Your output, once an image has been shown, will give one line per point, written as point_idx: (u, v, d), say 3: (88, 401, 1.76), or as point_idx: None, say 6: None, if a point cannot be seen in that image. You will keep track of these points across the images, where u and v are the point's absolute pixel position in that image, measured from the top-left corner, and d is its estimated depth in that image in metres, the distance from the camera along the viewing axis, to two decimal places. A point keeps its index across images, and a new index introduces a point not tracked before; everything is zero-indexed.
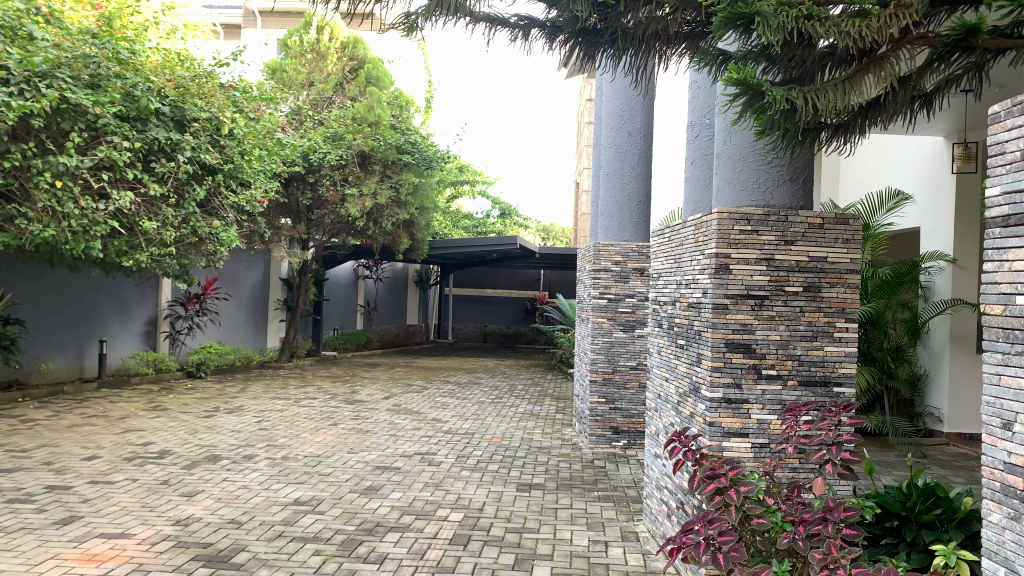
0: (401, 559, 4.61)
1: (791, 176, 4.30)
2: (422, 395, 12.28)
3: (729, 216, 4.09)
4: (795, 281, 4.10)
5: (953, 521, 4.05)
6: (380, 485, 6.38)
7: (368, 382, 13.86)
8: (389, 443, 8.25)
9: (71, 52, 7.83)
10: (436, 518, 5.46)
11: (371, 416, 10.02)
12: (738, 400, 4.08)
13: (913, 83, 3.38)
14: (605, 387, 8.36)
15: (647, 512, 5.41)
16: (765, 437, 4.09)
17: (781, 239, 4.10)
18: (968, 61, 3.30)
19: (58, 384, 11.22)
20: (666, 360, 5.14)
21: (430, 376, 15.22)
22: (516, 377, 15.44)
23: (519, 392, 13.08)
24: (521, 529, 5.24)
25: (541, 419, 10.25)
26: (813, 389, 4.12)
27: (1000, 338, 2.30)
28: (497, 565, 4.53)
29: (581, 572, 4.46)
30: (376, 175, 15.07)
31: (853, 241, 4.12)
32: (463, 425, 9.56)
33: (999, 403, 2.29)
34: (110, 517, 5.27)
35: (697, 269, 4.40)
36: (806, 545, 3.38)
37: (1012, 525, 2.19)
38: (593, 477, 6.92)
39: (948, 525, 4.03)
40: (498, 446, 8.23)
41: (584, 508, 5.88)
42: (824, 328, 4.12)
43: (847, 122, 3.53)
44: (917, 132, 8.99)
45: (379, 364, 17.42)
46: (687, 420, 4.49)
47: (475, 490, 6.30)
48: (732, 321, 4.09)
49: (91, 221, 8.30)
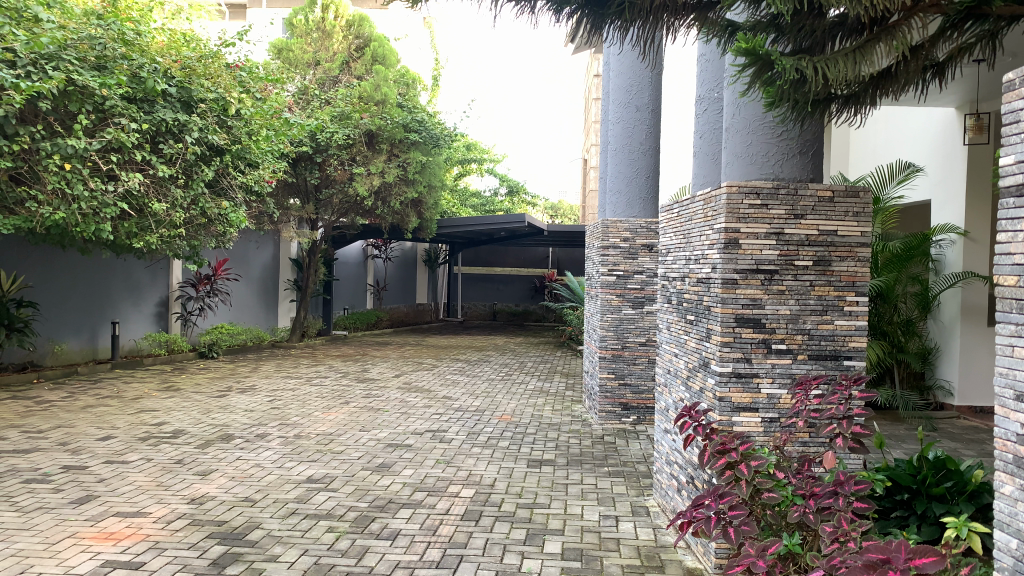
0: (413, 535, 4.67)
1: (801, 149, 4.25)
2: (433, 373, 12.35)
3: (738, 189, 4.06)
4: (805, 255, 4.07)
5: (964, 493, 4.06)
6: (391, 462, 6.45)
7: (379, 361, 13.95)
8: (400, 421, 8.32)
9: (77, 34, 7.81)
10: (447, 495, 5.51)
11: (382, 394, 10.10)
12: (748, 374, 4.09)
13: (925, 52, 3.31)
14: (614, 363, 8.38)
15: (657, 486, 5.44)
16: (775, 411, 4.10)
17: (791, 213, 4.06)
18: (981, 29, 3.23)
19: (73, 366, 11.35)
20: (675, 335, 5.14)
21: (440, 354, 15.29)
22: (526, 354, 15.50)
23: (529, 369, 13.12)
24: (532, 505, 5.29)
25: (551, 396, 10.29)
26: (823, 363, 4.11)
27: (1014, 310, 2.29)
28: (508, 540, 4.59)
29: (591, 546, 4.51)
30: (383, 154, 15.03)
31: (863, 214, 4.07)
32: (474, 402, 9.63)
33: (1012, 374, 2.28)
34: (126, 496, 5.36)
35: (706, 245, 4.38)
36: (817, 518, 3.40)
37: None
38: (603, 453, 6.97)
39: (959, 498, 4.04)
40: (509, 423, 8.28)
41: (595, 483, 5.93)
42: (834, 302, 4.10)
43: (857, 93, 3.48)
44: (929, 103, 8.86)
45: (389, 343, 17.52)
46: (697, 394, 4.50)
47: (486, 466, 6.36)
48: (742, 296, 4.08)
49: (101, 203, 8.36)
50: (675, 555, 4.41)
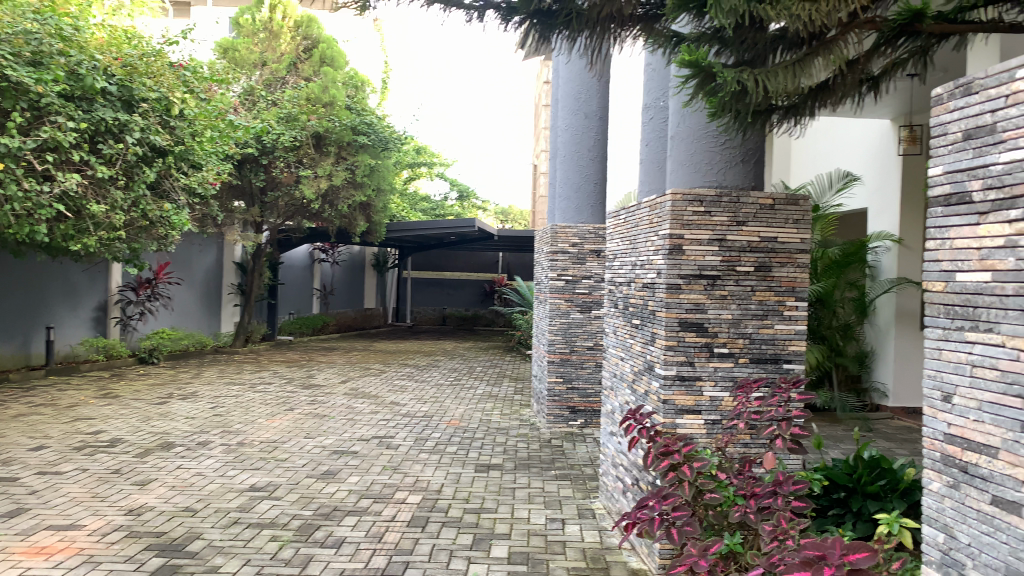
0: (358, 543, 4.60)
1: (743, 158, 4.36)
2: (380, 379, 12.24)
3: (682, 197, 4.15)
4: (747, 261, 4.18)
5: (897, 491, 4.21)
6: (337, 469, 6.36)
7: (325, 367, 13.77)
8: (346, 427, 8.22)
9: (10, 27, 7.49)
10: (393, 501, 5.45)
11: (328, 400, 9.97)
12: (691, 377, 4.17)
13: (862, 66, 3.42)
14: (562, 367, 8.44)
15: (603, 489, 5.50)
16: (717, 413, 4.18)
17: (733, 220, 4.16)
18: (913, 45, 3.36)
19: (3, 373, 10.88)
20: (621, 339, 5.20)
21: (388, 359, 15.17)
22: (475, 359, 15.50)
23: (478, 374, 13.12)
24: (479, 510, 5.28)
25: (499, 400, 10.31)
26: (762, 366, 4.22)
27: (941, 314, 2.38)
28: (455, 546, 4.57)
29: (538, 550, 4.52)
30: (331, 157, 14.90)
31: (803, 221, 4.20)
32: (421, 407, 9.57)
33: (940, 376, 2.37)
34: (59, 508, 5.15)
35: (651, 250, 4.45)
36: (757, 517, 3.48)
37: (951, 493, 2.29)
38: (550, 457, 7.00)
39: (892, 495, 4.18)
40: (456, 428, 8.26)
41: (541, 486, 5.95)
42: (774, 306, 4.21)
43: (797, 103, 3.58)
44: (865, 115, 9.20)
45: (336, 348, 17.29)
46: (642, 397, 4.56)
47: (434, 472, 6.32)
48: (685, 301, 4.16)
49: (35, 204, 8.05)
50: (620, 556, 4.46)
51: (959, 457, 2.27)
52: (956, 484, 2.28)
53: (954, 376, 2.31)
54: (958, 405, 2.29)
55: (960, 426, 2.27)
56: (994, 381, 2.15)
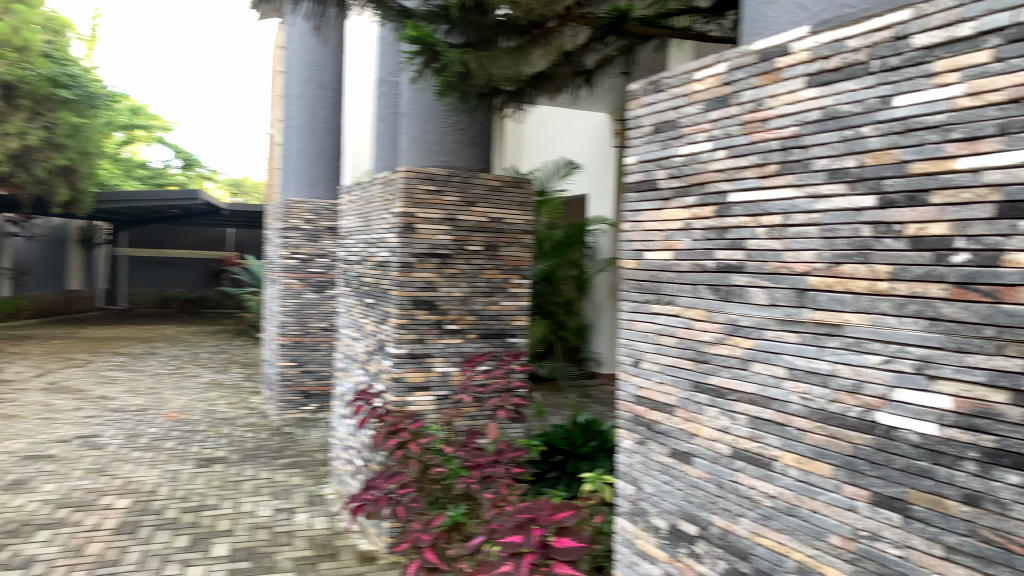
0: (51, 560, 4.12)
1: (474, 140, 4.53)
2: (85, 370, 10.90)
3: (414, 175, 4.23)
4: (476, 241, 4.39)
5: (605, 450, 4.78)
6: (26, 478, 5.58)
7: (17, 357, 11.92)
8: (40, 428, 7.22)
9: None
10: (98, 509, 4.94)
11: (16, 398, 8.65)
12: (421, 354, 4.29)
13: (577, 59, 3.72)
14: (297, 350, 8.22)
15: (333, 473, 5.49)
16: (447, 388, 4.38)
17: (462, 201, 4.34)
18: (620, 44, 3.72)
19: None
20: (355, 320, 5.18)
21: (99, 347, 13.56)
22: (203, 343, 14.47)
23: (203, 360, 12.26)
24: (199, 508, 4.99)
25: (227, 388, 9.75)
26: (489, 340, 4.48)
27: (634, 289, 2.72)
28: (169, 550, 4.28)
29: (263, 544, 4.41)
30: (23, 110, 12.81)
31: (525, 204, 4.51)
32: (135, 400, 8.72)
33: (631, 343, 2.72)
34: None
35: (384, 229, 4.47)
36: (480, 487, 3.72)
37: (640, 449, 2.66)
38: (281, 444, 6.82)
39: (602, 455, 4.74)
40: (177, 421, 7.68)
41: (269, 477, 5.78)
42: (500, 284, 4.48)
43: (522, 90, 3.78)
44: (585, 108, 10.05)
45: (32, 335, 15.03)
46: (374, 376, 4.60)
47: (148, 472, 5.82)
48: (417, 279, 4.26)
49: None
50: (350, 540, 4.53)
51: (645, 415, 2.65)
52: (643, 440, 2.65)
53: (642, 343, 2.66)
54: (645, 369, 2.65)
55: (645, 388, 2.64)
56: (672, 347, 2.51)
